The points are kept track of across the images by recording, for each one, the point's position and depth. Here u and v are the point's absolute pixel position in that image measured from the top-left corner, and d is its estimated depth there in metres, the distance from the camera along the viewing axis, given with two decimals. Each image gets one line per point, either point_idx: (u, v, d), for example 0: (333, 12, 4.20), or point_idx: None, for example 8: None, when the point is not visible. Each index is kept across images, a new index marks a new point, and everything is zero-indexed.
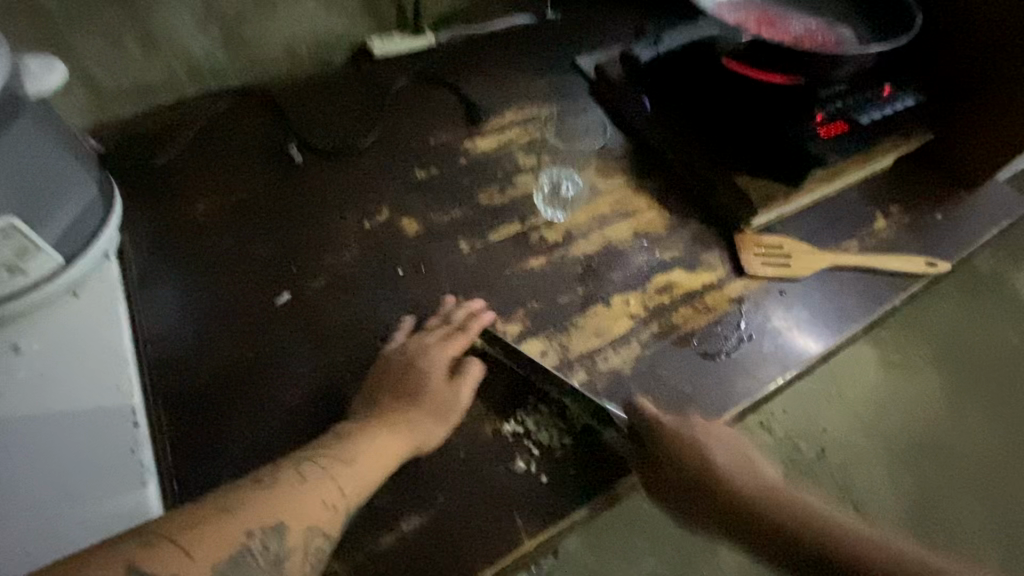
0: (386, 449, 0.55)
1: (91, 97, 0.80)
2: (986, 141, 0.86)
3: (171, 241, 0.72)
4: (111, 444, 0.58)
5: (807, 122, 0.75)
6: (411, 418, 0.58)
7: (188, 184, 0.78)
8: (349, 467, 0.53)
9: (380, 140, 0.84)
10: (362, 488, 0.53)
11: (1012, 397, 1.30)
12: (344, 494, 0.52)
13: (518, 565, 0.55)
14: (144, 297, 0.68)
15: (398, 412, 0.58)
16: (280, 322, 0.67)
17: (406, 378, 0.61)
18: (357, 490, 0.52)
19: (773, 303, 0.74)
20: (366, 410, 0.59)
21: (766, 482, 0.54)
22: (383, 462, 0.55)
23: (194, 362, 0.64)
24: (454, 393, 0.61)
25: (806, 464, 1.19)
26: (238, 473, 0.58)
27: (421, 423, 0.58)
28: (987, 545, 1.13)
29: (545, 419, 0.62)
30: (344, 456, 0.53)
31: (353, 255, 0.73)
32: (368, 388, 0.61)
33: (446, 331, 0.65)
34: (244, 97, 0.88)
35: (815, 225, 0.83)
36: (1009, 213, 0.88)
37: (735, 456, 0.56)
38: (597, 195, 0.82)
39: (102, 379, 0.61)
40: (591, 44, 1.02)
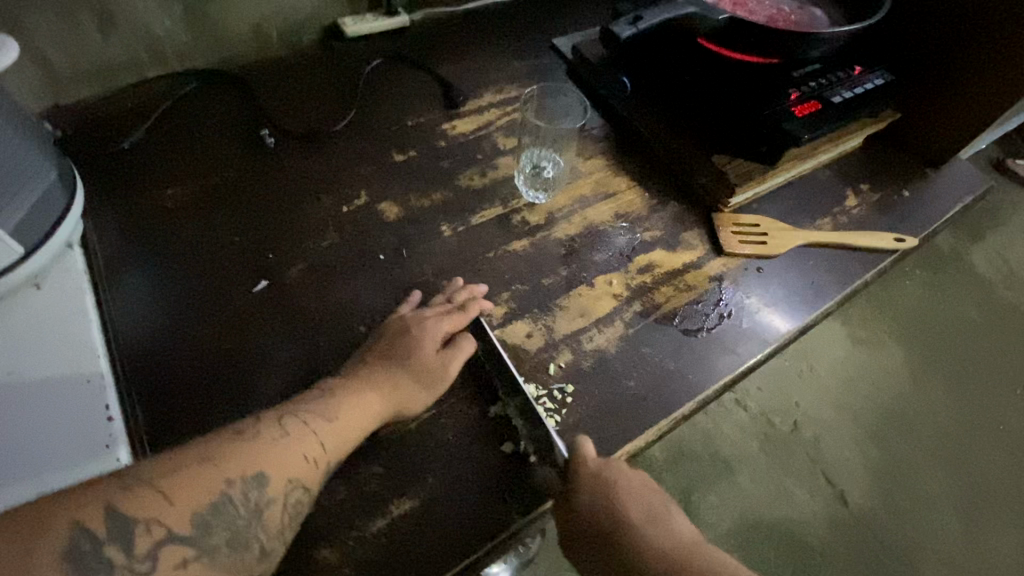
0: (370, 407, 0.55)
1: (48, 80, 0.76)
2: (955, 119, 0.88)
3: (137, 228, 0.70)
4: (84, 439, 0.56)
5: (779, 101, 0.75)
6: (398, 382, 0.58)
7: (154, 168, 0.75)
8: (331, 424, 0.53)
9: (355, 123, 0.82)
10: (343, 442, 0.53)
11: (976, 369, 1.35)
12: (326, 449, 0.52)
13: (507, 545, 0.55)
14: (112, 287, 0.65)
15: (384, 374, 0.58)
16: (257, 310, 0.65)
17: (395, 344, 0.60)
18: (336, 447, 0.52)
19: (750, 280, 0.75)
20: (350, 371, 0.59)
21: (657, 532, 0.54)
22: (364, 420, 0.55)
23: (165, 351, 0.61)
24: (443, 363, 0.61)
25: (779, 438, 1.24)
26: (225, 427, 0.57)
27: (406, 387, 0.58)
28: (950, 512, 1.18)
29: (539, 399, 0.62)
30: (327, 413, 0.54)
31: (331, 241, 0.71)
32: (360, 357, 0.61)
33: (443, 308, 0.65)
34: (213, 80, 0.85)
35: (792, 203, 0.84)
36: (974, 189, 0.91)
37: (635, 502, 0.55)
38: (577, 176, 0.82)
39: (71, 373, 0.59)
40: (569, 25, 1.00)
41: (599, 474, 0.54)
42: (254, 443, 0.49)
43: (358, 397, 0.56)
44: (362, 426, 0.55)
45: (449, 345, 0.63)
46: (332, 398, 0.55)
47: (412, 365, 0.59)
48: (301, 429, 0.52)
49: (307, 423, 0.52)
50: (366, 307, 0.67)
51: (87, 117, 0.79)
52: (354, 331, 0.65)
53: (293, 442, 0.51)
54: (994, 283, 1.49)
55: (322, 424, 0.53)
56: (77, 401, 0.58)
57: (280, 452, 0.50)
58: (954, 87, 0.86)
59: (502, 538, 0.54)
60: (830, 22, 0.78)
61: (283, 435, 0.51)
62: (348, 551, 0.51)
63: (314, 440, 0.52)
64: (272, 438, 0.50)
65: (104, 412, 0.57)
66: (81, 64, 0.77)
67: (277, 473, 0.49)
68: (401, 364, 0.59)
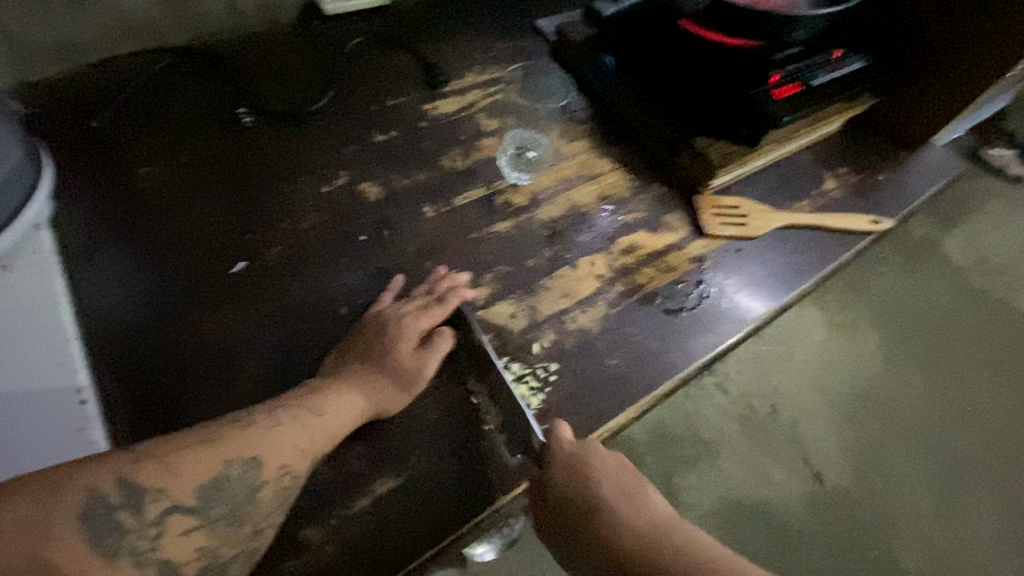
0: (351, 398, 0.55)
1: (10, 55, 0.73)
2: (931, 103, 0.89)
3: (111, 209, 0.68)
4: (58, 421, 0.55)
5: (760, 84, 0.76)
6: (375, 384, 0.56)
7: (127, 147, 0.73)
8: (312, 414, 0.52)
9: (334, 103, 0.81)
10: (325, 434, 0.52)
11: (945, 351, 1.39)
12: (309, 442, 0.51)
13: (493, 520, 0.56)
14: (85, 267, 0.63)
15: (363, 375, 0.56)
16: (237, 291, 0.64)
17: (373, 343, 0.59)
18: (317, 438, 0.51)
19: (731, 261, 0.76)
20: (332, 370, 0.58)
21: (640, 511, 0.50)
22: (346, 410, 0.54)
23: (143, 332, 0.60)
24: (420, 362, 0.59)
25: (758, 421, 1.27)
26: (205, 415, 0.57)
27: (383, 389, 0.57)
28: (920, 491, 1.21)
29: (522, 378, 0.62)
30: (307, 405, 0.53)
31: (311, 222, 0.70)
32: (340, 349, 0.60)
33: (423, 301, 0.63)
34: (187, 57, 0.82)
35: (772, 186, 0.85)
36: (947, 172, 0.92)
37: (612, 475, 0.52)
38: (561, 158, 0.81)
39: (42, 355, 0.57)
40: (552, 6, 0.99)
41: (573, 455, 0.53)
42: (235, 432, 0.48)
43: (339, 390, 0.55)
44: (344, 417, 0.53)
45: (428, 343, 0.61)
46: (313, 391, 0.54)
47: (393, 352, 0.58)
48: (281, 420, 0.51)
49: (289, 413, 0.52)
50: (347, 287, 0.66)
51: (54, 94, 0.76)
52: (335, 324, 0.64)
53: (274, 433, 0.49)
54: (965, 269, 1.53)
55: (304, 413, 0.52)
56: (49, 383, 0.56)
57: (262, 440, 0.49)
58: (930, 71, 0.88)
59: (488, 512, 0.54)
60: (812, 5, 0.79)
61: (264, 426, 0.50)
62: (333, 528, 0.51)
63: (295, 431, 0.50)
64: (256, 420, 0.50)
65: (77, 394, 0.56)
66: (47, 39, 0.74)
67: (267, 459, 0.48)
68: (384, 355, 0.58)
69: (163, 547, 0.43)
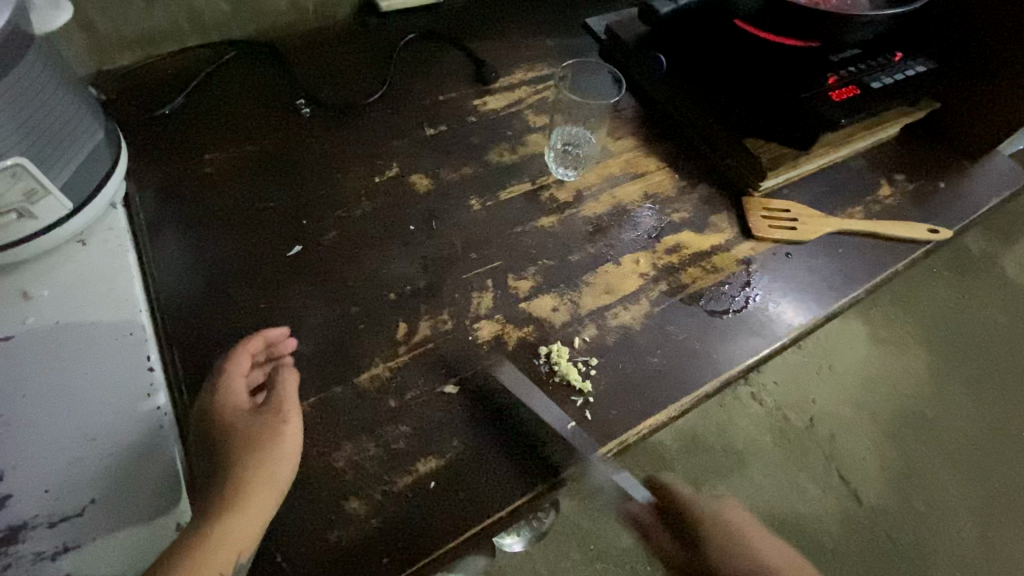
0: (290, 446, 0.52)
1: (93, 45, 0.78)
2: (998, 110, 0.85)
3: (181, 192, 0.72)
4: (127, 387, 0.57)
5: (818, 85, 0.74)
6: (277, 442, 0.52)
7: (195, 135, 0.76)
8: (259, 479, 0.49)
9: (387, 96, 0.83)
10: (275, 494, 0.50)
11: (999, 373, 1.32)
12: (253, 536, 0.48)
13: (531, 508, 0.56)
14: (152, 246, 0.67)
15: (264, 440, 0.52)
16: (293, 273, 0.67)
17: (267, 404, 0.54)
18: (268, 504, 0.49)
19: (779, 265, 0.75)
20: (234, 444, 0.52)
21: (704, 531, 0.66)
22: (286, 466, 0.51)
23: (205, 308, 0.63)
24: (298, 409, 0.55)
25: (795, 433, 1.24)
26: None
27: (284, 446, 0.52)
28: (966, 515, 1.16)
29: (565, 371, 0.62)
30: (244, 477, 0.49)
31: (363, 210, 0.72)
32: (387, 337, 0.63)
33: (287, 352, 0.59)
34: (250, 50, 0.86)
35: (824, 190, 0.83)
36: (1013, 183, 0.88)
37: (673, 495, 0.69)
38: (607, 156, 0.82)
39: (114, 323, 0.61)
40: (603, 4, 1.00)
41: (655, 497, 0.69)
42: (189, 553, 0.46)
43: (275, 446, 0.51)
44: (290, 466, 0.51)
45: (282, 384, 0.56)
46: (243, 461, 0.50)
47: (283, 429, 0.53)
48: (232, 507, 0.48)
49: (236, 489, 0.49)
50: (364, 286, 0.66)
51: (128, 82, 0.80)
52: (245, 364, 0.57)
53: (231, 527, 0.47)
54: None
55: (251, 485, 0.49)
56: (120, 350, 0.60)
57: (214, 540, 0.46)
58: (998, 77, 0.84)
59: (528, 497, 0.55)
60: (873, 5, 0.78)
61: (216, 525, 0.47)
62: (377, 504, 0.53)
63: (242, 519, 0.48)
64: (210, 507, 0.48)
65: (144, 362, 0.59)
66: (125, 30, 0.79)
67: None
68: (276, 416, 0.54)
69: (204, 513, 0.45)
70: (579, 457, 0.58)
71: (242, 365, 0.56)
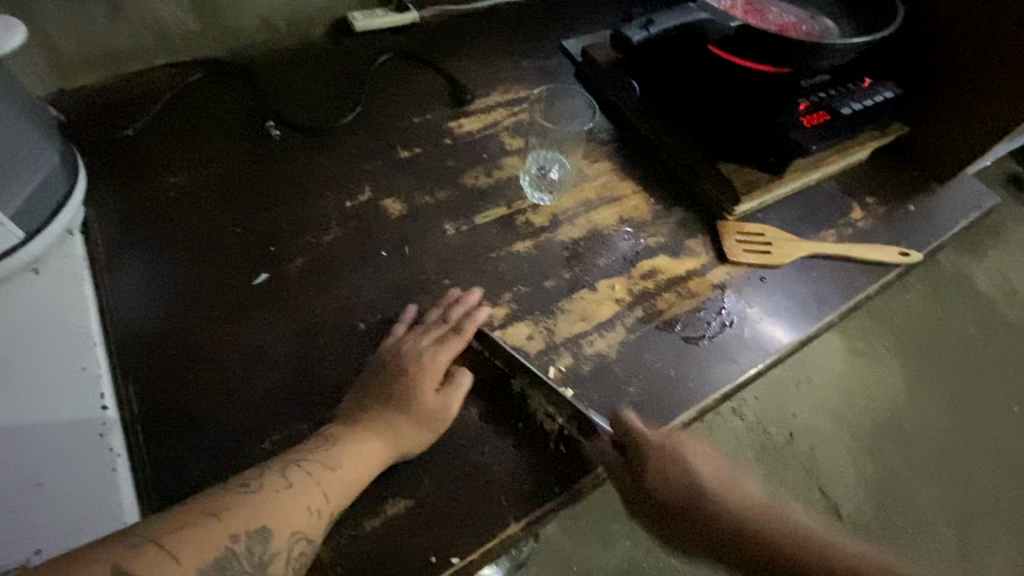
0: (380, 450, 0.54)
1: (53, 64, 0.75)
2: (963, 135, 0.87)
3: (143, 218, 0.69)
4: (80, 428, 0.56)
5: (790, 112, 0.75)
6: (370, 442, 0.54)
7: (159, 158, 0.74)
8: (360, 445, 0.54)
9: (360, 118, 0.82)
10: (333, 493, 0.51)
11: (971, 387, 1.34)
12: (328, 499, 0.51)
13: (504, 548, 0.55)
14: (110, 275, 0.65)
15: (363, 435, 0.54)
16: (259, 302, 0.65)
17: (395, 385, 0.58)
18: (302, 510, 0.49)
19: (753, 289, 0.75)
20: (333, 430, 0.55)
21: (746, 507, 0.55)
22: (357, 471, 0.53)
23: (166, 342, 0.61)
24: (442, 403, 0.58)
25: (776, 449, 1.23)
26: (222, 432, 0.57)
27: (372, 447, 0.54)
28: (944, 530, 1.16)
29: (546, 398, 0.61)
30: (318, 463, 0.52)
31: (334, 236, 0.71)
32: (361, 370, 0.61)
33: (440, 332, 0.63)
34: (220, 70, 0.84)
35: (797, 214, 0.84)
36: (978, 205, 0.90)
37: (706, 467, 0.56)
38: (583, 179, 0.81)
39: (65, 359, 0.59)
40: (580, 27, 1.00)
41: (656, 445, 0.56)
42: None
43: (374, 443, 0.54)
44: (363, 469, 0.53)
45: (447, 380, 0.60)
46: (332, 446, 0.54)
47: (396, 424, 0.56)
48: (329, 458, 0.52)
49: (341, 442, 0.54)
50: (337, 316, 0.65)
51: (89, 103, 0.78)
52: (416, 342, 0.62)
53: (324, 477, 0.51)
54: (995, 299, 1.49)
55: (353, 446, 0.54)
56: (72, 388, 0.57)
57: (302, 484, 0.50)
58: (961, 103, 0.86)
59: (500, 538, 0.53)
60: (842, 33, 0.79)
61: (313, 470, 0.51)
62: (342, 548, 0.51)
63: (333, 476, 0.52)
64: (311, 454, 0.53)
65: (99, 400, 0.57)
66: (87, 49, 0.76)
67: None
68: (408, 398, 0.57)
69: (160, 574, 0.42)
70: (552, 492, 0.56)
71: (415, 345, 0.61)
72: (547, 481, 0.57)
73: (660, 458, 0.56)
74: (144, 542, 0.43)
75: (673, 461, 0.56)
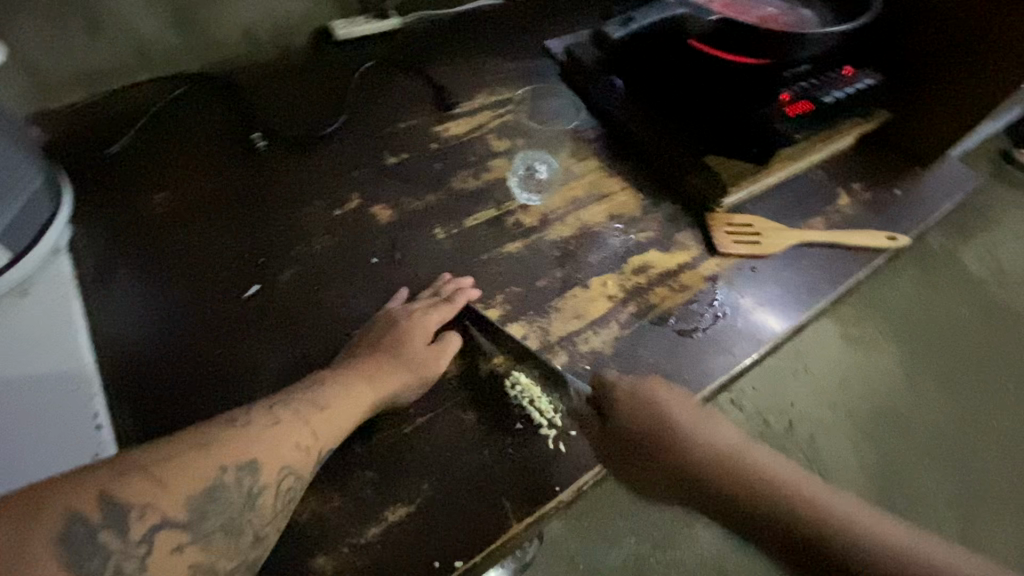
0: (365, 397, 0.56)
1: (33, 84, 0.75)
2: (946, 118, 0.88)
3: (129, 236, 0.68)
4: (75, 448, 0.56)
5: (773, 101, 0.75)
6: (356, 387, 0.56)
7: (143, 175, 0.73)
8: (348, 392, 0.55)
9: (346, 126, 0.82)
10: (322, 434, 0.52)
11: (964, 367, 1.36)
12: (318, 437, 0.52)
13: (506, 550, 0.55)
14: (98, 294, 0.64)
15: (352, 382, 0.56)
16: (249, 315, 0.64)
17: (386, 338, 0.61)
18: (298, 460, 0.50)
19: (744, 280, 0.75)
20: (321, 376, 0.57)
21: (713, 444, 0.55)
22: (344, 418, 0.54)
23: (154, 358, 0.60)
24: (433, 359, 0.61)
25: (776, 438, 1.23)
26: None
27: (359, 394, 0.56)
28: (944, 509, 1.17)
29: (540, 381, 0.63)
30: (317, 399, 0.54)
31: (324, 245, 0.71)
32: (358, 339, 0.62)
33: (433, 300, 0.66)
34: (203, 83, 0.84)
35: (785, 204, 0.84)
36: (962, 187, 0.91)
37: (688, 411, 0.57)
38: (572, 178, 0.82)
39: (58, 383, 0.59)
40: (562, 27, 1.00)
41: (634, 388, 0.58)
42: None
43: (362, 389, 0.56)
44: (348, 416, 0.54)
45: (438, 342, 0.63)
46: (322, 387, 0.55)
47: (383, 375, 0.57)
48: (320, 399, 0.54)
49: (334, 386, 0.55)
50: (330, 326, 0.65)
51: (73, 123, 0.78)
52: (411, 305, 0.65)
53: (314, 415, 0.52)
54: (985, 281, 1.50)
55: (343, 390, 0.55)
56: (66, 410, 0.58)
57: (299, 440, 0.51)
58: (939, 89, 0.87)
59: (501, 540, 0.53)
60: (821, 23, 0.80)
61: (303, 411, 0.52)
62: (345, 558, 0.51)
63: (322, 415, 0.53)
64: (302, 396, 0.54)
65: (92, 421, 0.57)
66: (67, 69, 0.76)
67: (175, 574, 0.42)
68: (397, 349, 0.59)
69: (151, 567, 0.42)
70: (553, 492, 0.56)
71: (409, 307, 0.64)
72: (548, 481, 0.57)
73: (634, 401, 0.57)
74: (128, 472, 0.42)
75: (645, 409, 0.56)
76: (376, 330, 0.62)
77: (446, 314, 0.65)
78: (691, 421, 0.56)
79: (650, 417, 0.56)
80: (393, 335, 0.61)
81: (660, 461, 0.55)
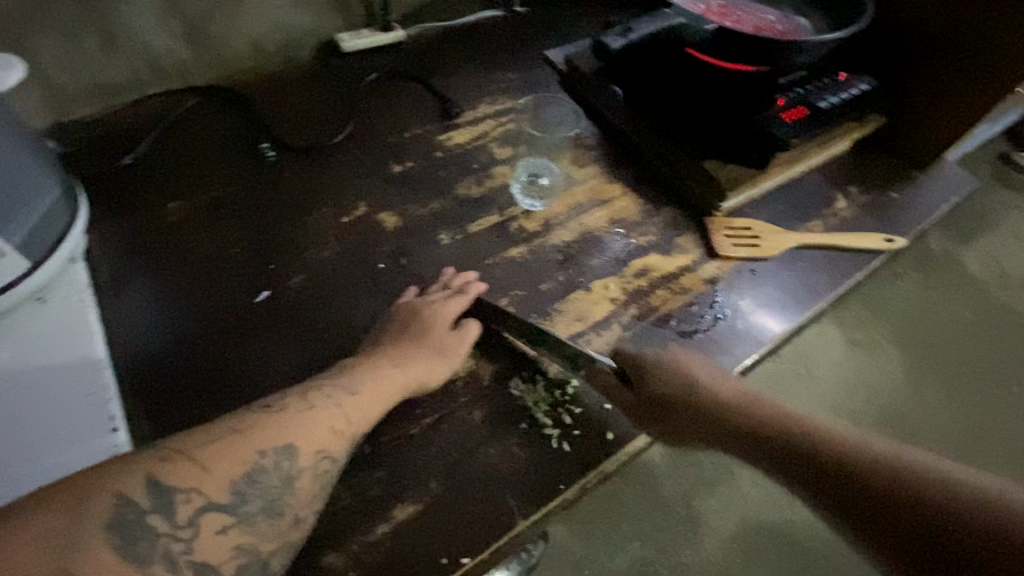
0: (397, 383, 0.58)
1: (50, 98, 0.77)
2: (941, 122, 0.89)
3: (144, 243, 0.70)
4: (92, 449, 0.58)
5: (769, 108, 0.77)
6: (385, 373, 0.58)
7: (157, 185, 0.76)
8: (378, 376, 0.57)
9: (353, 135, 0.84)
10: (359, 415, 0.54)
11: (966, 369, 1.36)
12: (350, 420, 0.53)
13: (512, 548, 0.56)
14: (113, 300, 0.66)
15: (382, 370, 0.58)
16: (261, 319, 0.66)
17: (408, 329, 0.63)
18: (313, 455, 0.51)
19: (744, 282, 0.76)
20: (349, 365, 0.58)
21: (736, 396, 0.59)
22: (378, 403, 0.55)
23: (169, 361, 0.62)
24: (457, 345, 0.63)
25: None
26: None
27: (392, 377, 0.58)
28: None
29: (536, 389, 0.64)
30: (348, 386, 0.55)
31: (332, 251, 0.72)
32: (375, 334, 0.64)
33: (446, 293, 0.68)
34: (213, 95, 0.86)
35: (783, 207, 0.86)
36: (958, 190, 0.93)
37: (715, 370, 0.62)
38: (573, 184, 0.83)
39: (76, 386, 0.61)
40: (563, 38, 1.03)
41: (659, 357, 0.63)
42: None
43: (390, 374, 0.58)
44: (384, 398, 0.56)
45: (458, 330, 0.65)
46: (351, 375, 0.57)
47: (407, 364, 0.59)
48: (351, 385, 0.55)
49: (361, 372, 0.57)
50: (338, 329, 0.67)
51: (87, 135, 0.80)
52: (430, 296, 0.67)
53: (344, 398, 0.54)
54: (987, 284, 1.51)
55: (373, 377, 0.57)
56: (84, 411, 0.59)
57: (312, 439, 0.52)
58: (933, 93, 0.89)
59: (509, 537, 0.54)
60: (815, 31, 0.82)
61: (333, 393, 0.54)
62: (355, 555, 0.52)
63: (355, 399, 0.54)
64: (330, 381, 0.56)
65: (109, 423, 0.59)
66: (83, 83, 0.78)
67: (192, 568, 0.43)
68: (421, 338, 0.61)
69: (187, 553, 0.44)
70: (558, 489, 0.58)
71: (425, 299, 0.66)
72: (554, 480, 0.58)
73: (662, 368, 0.62)
74: (157, 462, 0.46)
75: (670, 372, 0.61)
76: (398, 321, 0.64)
77: (465, 302, 0.67)
78: (714, 376, 0.61)
79: (677, 378, 0.61)
80: (416, 326, 0.63)
81: (691, 409, 0.59)
